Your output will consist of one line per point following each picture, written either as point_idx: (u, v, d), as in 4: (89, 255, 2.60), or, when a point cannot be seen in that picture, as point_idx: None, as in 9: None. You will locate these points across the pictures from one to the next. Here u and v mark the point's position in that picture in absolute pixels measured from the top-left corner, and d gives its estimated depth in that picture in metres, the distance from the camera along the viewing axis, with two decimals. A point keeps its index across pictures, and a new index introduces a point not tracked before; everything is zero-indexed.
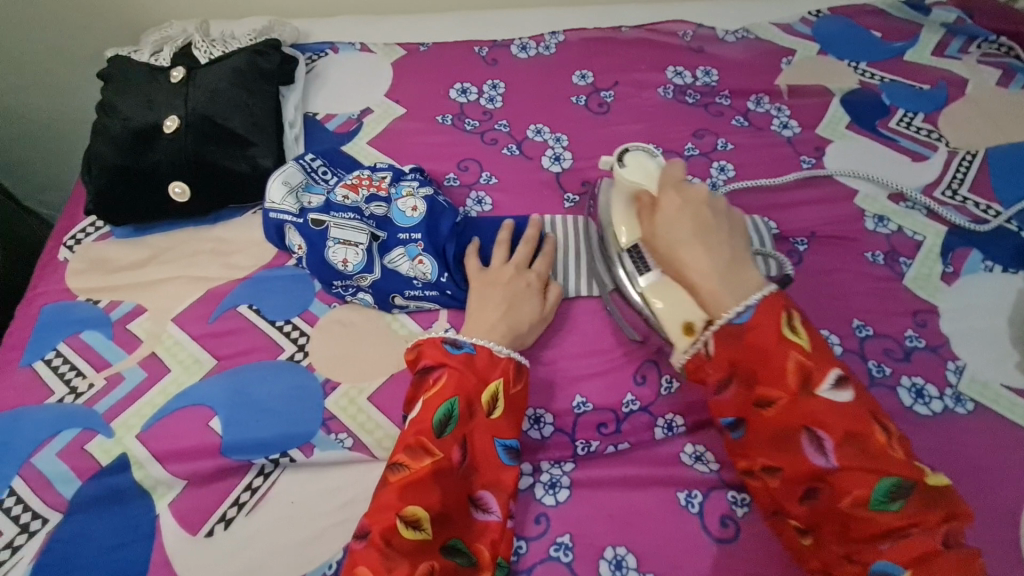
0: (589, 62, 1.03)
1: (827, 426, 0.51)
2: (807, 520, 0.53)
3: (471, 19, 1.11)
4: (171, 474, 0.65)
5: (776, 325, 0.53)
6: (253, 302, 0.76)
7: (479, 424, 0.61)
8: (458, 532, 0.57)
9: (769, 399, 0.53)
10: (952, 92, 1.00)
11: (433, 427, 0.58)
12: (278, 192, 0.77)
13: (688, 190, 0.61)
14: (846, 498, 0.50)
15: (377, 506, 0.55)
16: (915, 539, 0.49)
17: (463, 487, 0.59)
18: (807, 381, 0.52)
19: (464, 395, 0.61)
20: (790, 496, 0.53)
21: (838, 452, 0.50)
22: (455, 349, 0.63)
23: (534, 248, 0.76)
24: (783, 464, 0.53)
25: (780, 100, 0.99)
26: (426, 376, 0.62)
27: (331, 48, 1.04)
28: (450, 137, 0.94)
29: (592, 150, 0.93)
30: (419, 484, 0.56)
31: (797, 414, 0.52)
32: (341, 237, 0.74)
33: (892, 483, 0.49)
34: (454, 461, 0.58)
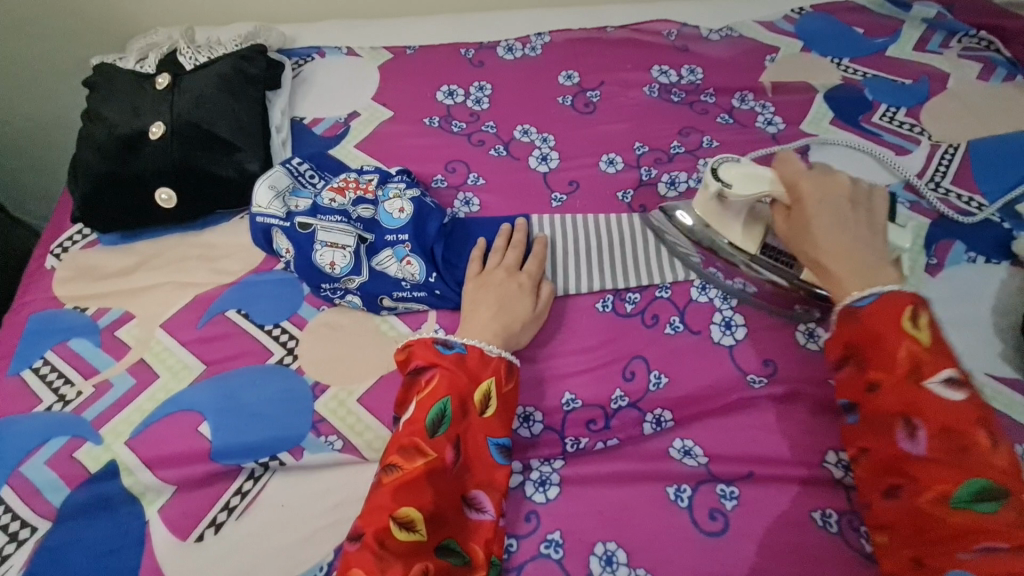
0: (575, 62, 1.04)
1: (924, 416, 0.52)
2: (882, 516, 0.54)
3: (457, 22, 1.12)
4: (160, 480, 0.64)
5: (896, 313, 0.55)
6: (241, 307, 0.76)
7: (473, 424, 0.61)
8: (452, 533, 0.57)
9: (872, 381, 0.55)
10: (934, 86, 1.01)
11: (426, 427, 0.59)
12: (264, 197, 0.77)
13: (817, 182, 0.63)
14: (927, 492, 0.51)
15: (373, 506, 0.55)
16: (1001, 553, 0.47)
17: (456, 487, 0.59)
18: (917, 369, 0.53)
19: (459, 395, 0.61)
20: (873, 484, 0.55)
21: (929, 443, 0.51)
22: (446, 349, 0.64)
23: (523, 250, 0.77)
24: (872, 445, 0.55)
25: (764, 97, 1.00)
26: (417, 377, 0.63)
27: (317, 52, 1.04)
28: (436, 139, 0.94)
29: (579, 149, 0.93)
30: (412, 485, 0.56)
31: (895, 398, 0.53)
32: (328, 240, 0.75)
33: (983, 486, 0.49)
34: (447, 462, 0.58)
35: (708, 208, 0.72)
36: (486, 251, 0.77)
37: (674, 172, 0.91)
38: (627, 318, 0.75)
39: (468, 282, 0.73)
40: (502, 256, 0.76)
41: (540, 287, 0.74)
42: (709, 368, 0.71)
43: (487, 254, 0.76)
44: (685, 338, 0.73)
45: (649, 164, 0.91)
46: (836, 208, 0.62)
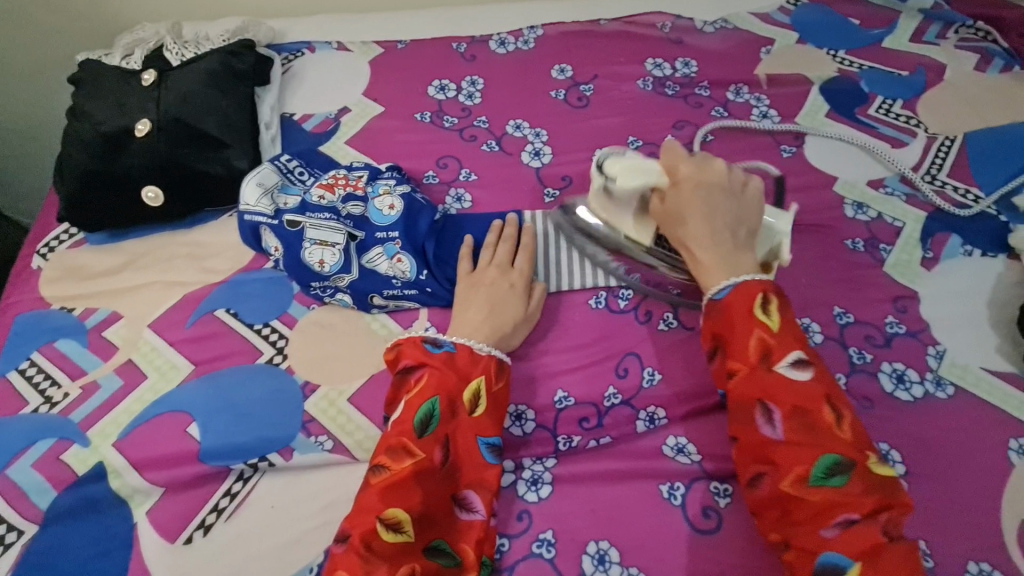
0: (568, 56, 1.03)
1: (778, 400, 0.55)
2: (752, 505, 0.56)
3: (449, 15, 1.10)
4: (148, 482, 0.64)
5: (747, 305, 0.59)
6: (231, 306, 0.75)
7: (462, 423, 0.61)
8: (441, 533, 0.57)
9: (733, 371, 0.58)
10: (931, 77, 1.00)
11: (413, 428, 0.58)
12: (253, 194, 0.75)
13: (699, 170, 0.65)
14: (790, 475, 0.53)
15: (358, 511, 0.55)
16: (855, 523, 0.51)
17: (446, 488, 0.58)
18: (767, 356, 0.57)
19: (447, 394, 0.60)
20: (741, 474, 0.57)
21: (786, 425, 0.55)
22: (435, 348, 0.63)
23: (515, 245, 0.76)
24: (738, 434, 0.57)
25: (759, 89, 0.99)
26: (407, 377, 0.62)
27: (308, 47, 1.03)
28: (428, 135, 0.93)
29: (572, 145, 0.93)
30: (400, 487, 0.55)
31: (752, 385, 0.56)
32: (317, 238, 0.73)
33: (832, 460, 0.53)
34: (436, 462, 0.58)
35: (599, 204, 0.73)
36: (475, 248, 0.76)
37: None
38: (621, 314, 0.74)
39: (461, 281, 0.73)
40: (494, 252, 0.75)
41: (532, 289, 0.73)
42: (703, 365, 0.70)
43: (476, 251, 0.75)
44: (679, 334, 0.73)
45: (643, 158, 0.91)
46: (706, 196, 0.64)
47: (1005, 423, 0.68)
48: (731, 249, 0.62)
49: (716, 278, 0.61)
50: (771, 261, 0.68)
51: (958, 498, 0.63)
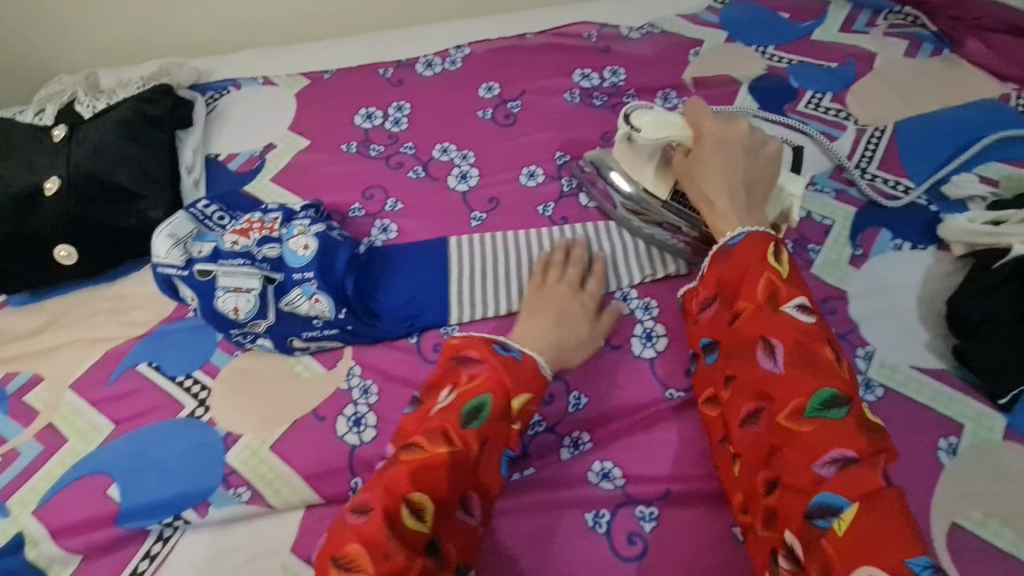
0: (495, 73, 1.03)
1: (780, 335, 0.54)
2: (746, 443, 0.54)
3: (377, 39, 1.10)
4: (66, 550, 0.63)
5: (760, 251, 0.59)
6: (153, 360, 0.75)
7: (504, 429, 0.56)
8: (441, 531, 0.51)
9: (738, 312, 0.58)
10: (861, 67, 0.99)
11: (460, 416, 0.54)
12: (163, 245, 0.74)
13: (725, 128, 0.70)
14: (786, 408, 0.51)
15: (386, 484, 0.51)
16: (851, 461, 0.48)
17: (465, 486, 0.53)
18: (775, 296, 0.56)
19: (502, 394, 0.57)
20: (737, 413, 0.55)
21: (786, 359, 0.53)
22: (502, 350, 0.60)
23: (585, 267, 0.75)
24: (738, 372, 0.56)
25: (687, 94, 0.98)
26: (461, 369, 0.58)
27: (233, 84, 1.03)
28: (353, 165, 0.92)
29: (498, 164, 0.92)
30: (431, 471, 0.52)
31: (757, 322, 0.56)
32: (231, 285, 0.72)
33: (830, 394, 0.50)
34: (471, 458, 0.53)
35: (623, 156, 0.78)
36: (547, 262, 0.76)
37: None
38: None
39: (528, 293, 0.73)
40: (563, 270, 0.74)
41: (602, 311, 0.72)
42: (627, 386, 0.69)
43: (548, 266, 0.75)
44: (604, 354, 0.72)
45: (570, 173, 0.90)
46: (726, 151, 0.69)
47: (935, 422, 0.66)
48: (744, 201, 0.67)
49: (731, 224, 0.65)
50: (780, 223, 0.72)
51: None
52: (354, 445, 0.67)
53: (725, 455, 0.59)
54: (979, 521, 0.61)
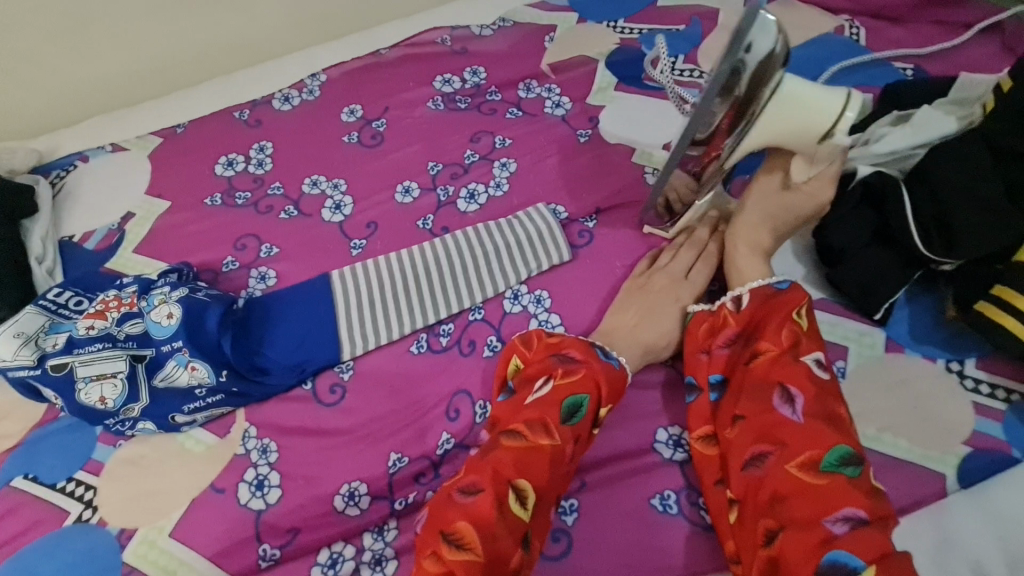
0: (355, 95, 1.00)
1: (800, 385, 0.57)
2: (748, 486, 0.56)
3: (228, 83, 1.05)
4: None
5: (785, 305, 0.63)
6: (28, 472, 0.69)
7: (591, 430, 0.61)
8: (530, 526, 0.56)
9: (759, 353, 0.61)
10: (706, 25, 1.02)
11: (561, 412, 0.59)
12: (9, 348, 0.68)
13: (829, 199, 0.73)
14: (798, 458, 0.54)
15: (494, 468, 0.56)
16: (864, 524, 0.50)
17: (557, 481, 0.58)
18: (796, 346, 0.60)
19: (597, 396, 0.61)
20: (741, 454, 0.57)
21: (804, 410, 0.56)
22: (604, 357, 0.64)
23: (698, 251, 0.77)
24: (748, 413, 0.58)
25: (548, 80, 0.99)
26: (561, 368, 0.62)
27: (79, 158, 0.97)
28: (220, 218, 0.88)
29: (371, 187, 0.89)
30: (533, 460, 0.57)
31: (777, 366, 0.59)
32: (93, 374, 0.67)
33: (846, 451, 0.53)
34: (566, 456, 0.58)
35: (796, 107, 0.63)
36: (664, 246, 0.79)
37: (469, 184, 0.88)
38: (444, 353, 0.73)
39: (630, 282, 0.75)
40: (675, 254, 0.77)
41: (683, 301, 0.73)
42: None
43: (655, 258, 0.78)
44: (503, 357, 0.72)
45: (444, 182, 0.89)
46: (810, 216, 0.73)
47: None
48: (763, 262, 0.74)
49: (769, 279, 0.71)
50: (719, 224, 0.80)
51: None
52: (260, 510, 0.64)
53: (720, 499, 0.60)
54: (875, 436, 0.63)
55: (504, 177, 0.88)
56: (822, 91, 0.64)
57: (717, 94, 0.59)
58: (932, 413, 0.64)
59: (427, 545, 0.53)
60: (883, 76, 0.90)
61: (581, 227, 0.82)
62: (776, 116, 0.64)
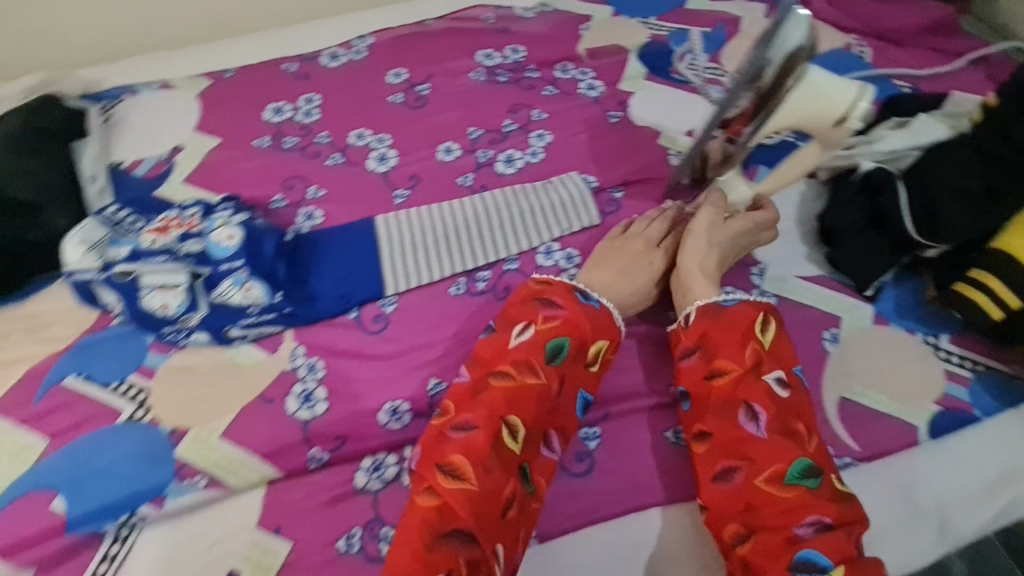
0: (401, 59, 1.06)
1: (762, 403, 0.61)
2: (720, 498, 0.60)
3: (276, 37, 1.10)
4: (16, 566, 0.62)
5: (747, 323, 0.65)
6: (81, 371, 0.72)
7: (576, 370, 0.65)
8: (526, 459, 0.60)
9: (722, 370, 0.64)
10: (730, 30, 1.11)
11: (545, 352, 0.63)
12: (77, 253, 0.75)
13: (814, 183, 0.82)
14: (764, 472, 0.58)
15: (483, 406, 0.59)
16: (829, 527, 0.55)
17: (547, 417, 0.62)
18: (758, 365, 0.63)
19: (577, 335, 0.65)
20: (711, 468, 0.61)
21: (768, 426, 0.60)
22: (584, 298, 0.68)
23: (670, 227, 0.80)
24: (715, 429, 0.62)
25: (583, 64, 1.06)
26: (542, 310, 0.66)
27: (128, 91, 0.99)
28: (269, 159, 0.92)
29: (415, 144, 0.95)
30: (522, 397, 0.60)
31: (740, 388, 0.62)
32: (156, 283, 0.73)
33: (808, 463, 0.58)
34: (552, 393, 0.62)
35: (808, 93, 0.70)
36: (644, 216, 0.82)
37: (506, 150, 0.95)
38: (481, 296, 0.79)
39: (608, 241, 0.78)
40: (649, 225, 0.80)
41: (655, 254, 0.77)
42: None
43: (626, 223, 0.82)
44: None
45: (484, 146, 0.95)
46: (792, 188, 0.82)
47: (817, 318, 0.77)
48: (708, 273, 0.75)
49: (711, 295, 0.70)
50: None
51: None
52: (307, 419, 0.69)
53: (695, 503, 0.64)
54: (861, 392, 0.72)
55: (540, 147, 0.95)
56: (840, 85, 0.70)
57: (741, 90, 0.68)
58: (910, 376, 0.73)
59: (425, 478, 0.56)
60: (885, 90, 1.00)
61: (609, 197, 0.89)
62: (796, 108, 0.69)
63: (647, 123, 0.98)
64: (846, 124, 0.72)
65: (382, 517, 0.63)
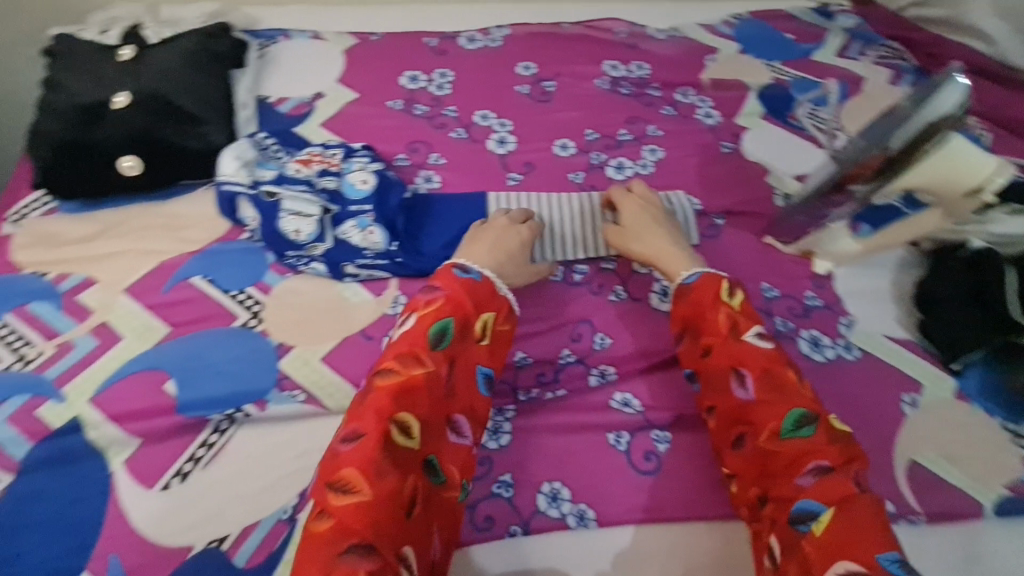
0: (532, 55, 1.11)
1: (748, 365, 0.64)
2: (738, 465, 0.62)
3: (420, 13, 1.17)
4: (126, 433, 0.67)
5: (715, 290, 0.69)
6: (207, 274, 0.78)
7: (469, 350, 0.62)
8: (435, 449, 0.57)
9: (707, 347, 0.67)
10: (852, 88, 1.12)
11: (427, 340, 0.59)
12: (231, 166, 0.81)
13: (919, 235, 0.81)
14: (764, 432, 0.61)
15: (369, 410, 0.54)
16: (828, 470, 0.56)
17: (444, 405, 0.58)
18: (735, 328, 0.67)
19: (462, 316, 0.62)
20: (726, 438, 0.64)
21: (756, 387, 0.63)
22: (463, 273, 0.66)
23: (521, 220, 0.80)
24: (717, 403, 0.65)
25: (704, 93, 1.09)
26: (424, 296, 0.63)
27: (283, 35, 1.07)
28: (398, 121, 0.98)
29: (534, 134, 1.00)
30: (409, 393, 0.56)
31: (725, 353, 0.65)
32: (294, 209, 0.79)
33: (799, 414, 0.60)
34: (443, 377, 0.59)
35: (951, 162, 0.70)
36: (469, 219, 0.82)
37: (618, 157, 0.98)
38: (576, 286, 0.82)
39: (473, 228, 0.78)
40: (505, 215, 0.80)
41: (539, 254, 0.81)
42: (647, 332, 0.78)
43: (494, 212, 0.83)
44: (627, 305, 0.81)
45: (598, 149, 0.99)
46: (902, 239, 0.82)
47: (899, 380, 0.78)
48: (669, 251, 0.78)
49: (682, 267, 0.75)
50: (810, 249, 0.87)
51: (863, 441, 0.73)
52: None
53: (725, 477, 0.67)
54: (934, 459, 0.73)
55: (651, 161, 0.98)
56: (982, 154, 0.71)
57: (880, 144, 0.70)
58: (985, 455, 0.73)
59: (317, 502, 0.50)
60: None
61: (711, 222, 0.92)
62: (924, 173, 0.71)
63: (758, 160, 1.00)
64: (979, 195, 0.73)
65: None
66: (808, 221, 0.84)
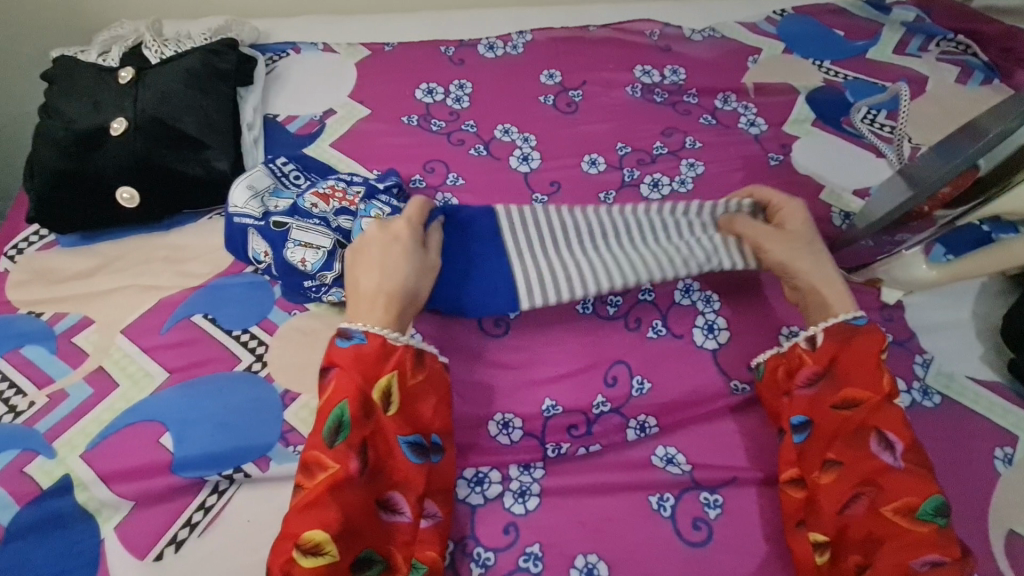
0: (556, 61, 1.02)
1: (901, 433, 0.58)
2: (838, 527, 0.57)
3: (437, 20, 1.10)
4: (118, 495, 0.62)
5: (877, 345, 0.61)
6: (208, 312, 0.73)
7: (380, 424, 0.58)
8: (370, 543, 0.55)
9: (858, 399, 0.60)
10: (914, 88, 1.01)
11: (323, 438, 0.56)
12: (241, 196, 0.74)
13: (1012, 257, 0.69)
14: (892, 503, 0.55)
15: (279, 535, 0.53)
16: (944, 564, 0.52)
17: (368, 494, 0.56)
18: (892, 391, 0.60)
19: (358, 395, 0.57)
20: (835, 497, 0.58)
21: (905, 456, 0.57)
22: (345, 342, 0.59)
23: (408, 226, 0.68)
24: (845, 458, 0.59)
25: (747, 98, 0.99)
26: (322, 382, 0.59)
27: (292, 48, 1.01)
28: (413, 138, 0.91)
29: (559, 150, 0.92)
30: (314, 505, 0.53)
31: (879, 412, 0.59)
32: (302, 239, 0.72)
33: (941, 500, 0.55)
34: (351, 471, 0.55)
35: None
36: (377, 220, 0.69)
37: (653, 174, 0.89)
38: (610, 320, 0.73)
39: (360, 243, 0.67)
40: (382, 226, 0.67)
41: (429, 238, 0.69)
42: (691, 376, 0.69)
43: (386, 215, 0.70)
44: (668, 342, 0.71)
45: (631, 165, 0.90)
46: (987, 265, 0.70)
47: (989, 432, 0.68)
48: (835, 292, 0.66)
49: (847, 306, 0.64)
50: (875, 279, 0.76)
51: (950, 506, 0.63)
52: None
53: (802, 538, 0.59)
54: None
55: (689, 177, 0.89)
56: None
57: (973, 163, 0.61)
58: None
59: None
60: None
61: None
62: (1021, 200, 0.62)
63: (807, 172, 0.90)
64: None
65: (478, 536, 0.61)
66: (874, 246, 0.73)
